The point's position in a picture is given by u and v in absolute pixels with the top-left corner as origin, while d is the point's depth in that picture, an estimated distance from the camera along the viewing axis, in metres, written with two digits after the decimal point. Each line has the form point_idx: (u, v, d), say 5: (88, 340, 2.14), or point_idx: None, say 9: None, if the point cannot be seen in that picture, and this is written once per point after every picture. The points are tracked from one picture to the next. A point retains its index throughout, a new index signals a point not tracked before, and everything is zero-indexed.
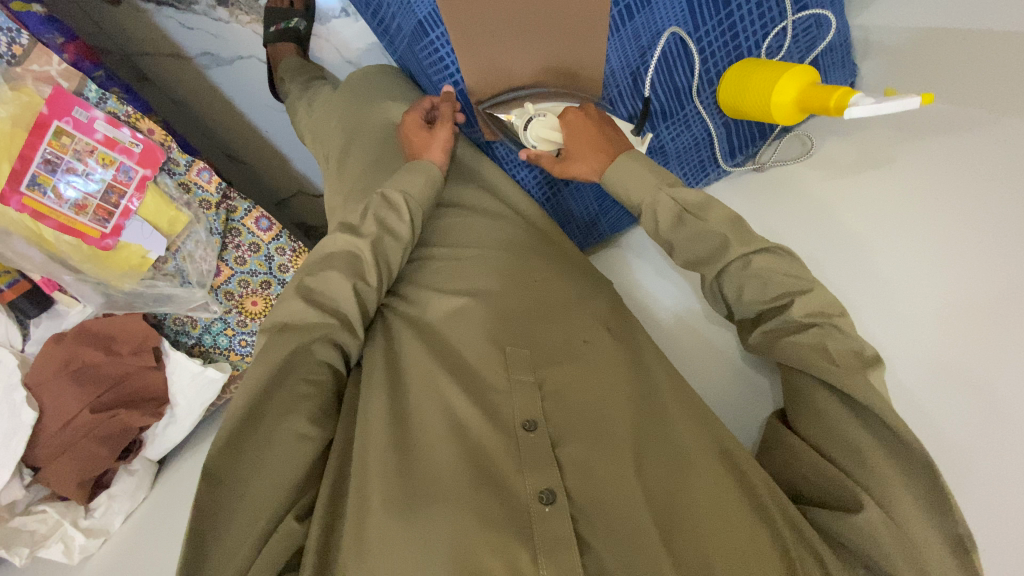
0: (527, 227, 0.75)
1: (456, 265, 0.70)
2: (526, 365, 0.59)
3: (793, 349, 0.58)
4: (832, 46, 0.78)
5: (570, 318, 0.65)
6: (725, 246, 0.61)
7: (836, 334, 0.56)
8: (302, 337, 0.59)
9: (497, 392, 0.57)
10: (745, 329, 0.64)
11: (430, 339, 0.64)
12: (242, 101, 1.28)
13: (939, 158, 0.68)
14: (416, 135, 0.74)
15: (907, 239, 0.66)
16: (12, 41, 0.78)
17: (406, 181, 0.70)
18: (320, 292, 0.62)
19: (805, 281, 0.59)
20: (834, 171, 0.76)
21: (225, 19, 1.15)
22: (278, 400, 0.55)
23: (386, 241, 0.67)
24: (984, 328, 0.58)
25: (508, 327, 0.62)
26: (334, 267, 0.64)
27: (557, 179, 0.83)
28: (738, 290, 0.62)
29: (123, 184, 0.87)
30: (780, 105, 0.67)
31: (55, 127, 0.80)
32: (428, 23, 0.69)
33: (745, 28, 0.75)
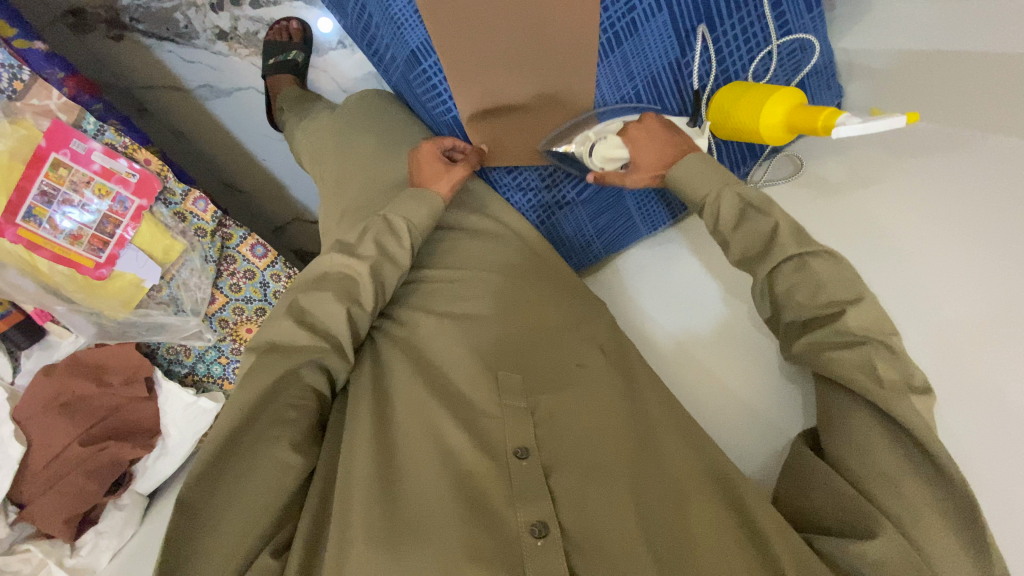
0: (522, 249, 0.75)
1: (450, 288, 0.69)
2: (518, 390, 0.58)
3: (844, 365, 0.56)
4: (817, 69, 0.80)
5: (567, 341, 0.65)
6: (778, 247, 0.60)
7: (887, 355, 0.54)
8: (291, 361, 0.58)
9: (489, 419, 0.56)
10: (791, 333, 0.62)
11: (423, 367, 0.62)
12: (241, 130, 1.31)
13: (932, 177, 0.68)
14: (433, 169, 0.73)
15: (896, 258, 0.66)
16: (14, 77, 0.79)
17: (407, 207, 0.70)
18: (314, 314, 0.62)
19: (857, 289, 0.57)
20: (822, 190, 0.77)
21: (223, 53, 1.19)
22: (261, 424, 0.54)
23: (379, 261, 0.66)
24: (992, 345, 0.57)
25: (503, 350, 0.62)
26: (328, 289, 0.63)
27: (552, 204, 0.83)
28: (789, 292, 0.60)
29: (119, 215, 0.87)
30: (769, 126, 0.68)
31: (52, 160, 0.82)
32: (421, 53, 0.71)
33: (731, 53, 0.76)
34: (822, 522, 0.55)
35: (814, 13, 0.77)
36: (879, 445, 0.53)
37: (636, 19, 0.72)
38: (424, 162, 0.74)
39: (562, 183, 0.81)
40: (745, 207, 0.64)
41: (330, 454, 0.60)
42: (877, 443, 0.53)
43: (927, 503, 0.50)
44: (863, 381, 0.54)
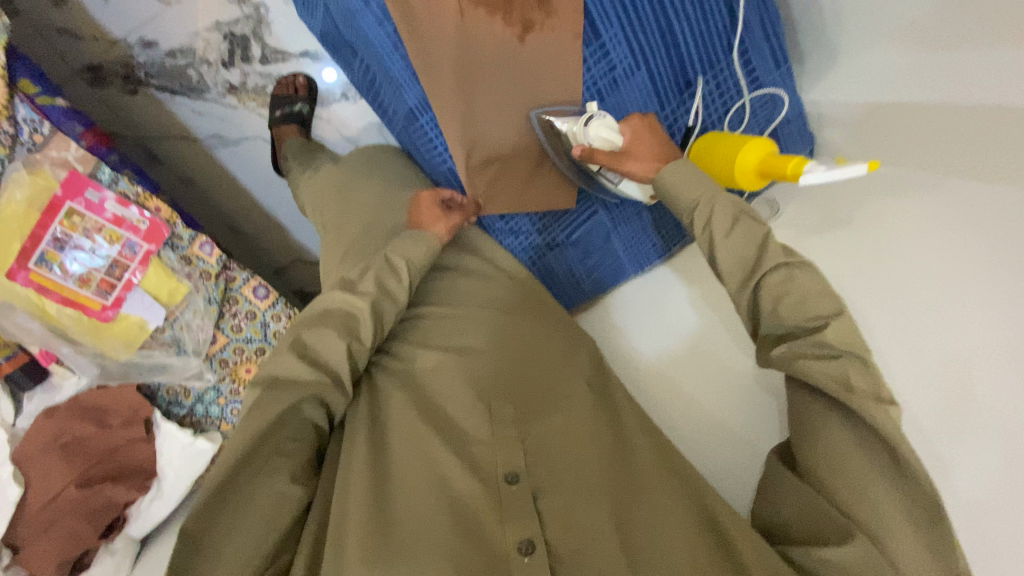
0: (513, 285, 0.78)
1: (447, 324, 0.72)
2: (511, 419, 0.60)
3: (825, 372, 0.56)
4: (789, 119, 0.86)
5: (557, 373, 0.67)
6: (763, 260, 0.62)
7: (861, 367, 0.55)
8: (295, 396, 0.60)
9: (479, 444, 0.59)
10: (764, 345, 0.62)
11: (419, 398, 0.64)
12: (247, 177, 1.37)
13: (903, 216, 0.71)
14: (430, 213, 0.79)
15: (915, 289, 0.66)
16: (34, 131, 0.84)
17: (407, 249, 0.74)
18: (316, 349, 0.64)
19: (834, 305, 0.59)
20: (801, 233, 0.82)
21: (233, 105, 1.27)
22: (264, 454, 0.56)
23: (379, 297, 0.69)
24: (963, 375, 0.59)
25: (496, 383, 0.64)
26: (329, 326, 0.66)
27: (542, 246, 0.87)
28: (774, 302, 0.60)
29: (127, 259, 0.91)
30: (743, 172, 0.73)
31: (67, 208, 0.86)
32: (420, 111, 0.75)
33: (708, 106, 0.82)
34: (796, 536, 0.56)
35: (783, 69, 0.83)
36: (859, 463, 0.53)
37: (616, 81, 0.77)
38: (423, 208, 0.81)
39: (551, 227, 0.85)
40: (740, 214, 0.65)
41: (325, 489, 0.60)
42: (857, 459, 0.53)
43: (904, 526, 0.50)
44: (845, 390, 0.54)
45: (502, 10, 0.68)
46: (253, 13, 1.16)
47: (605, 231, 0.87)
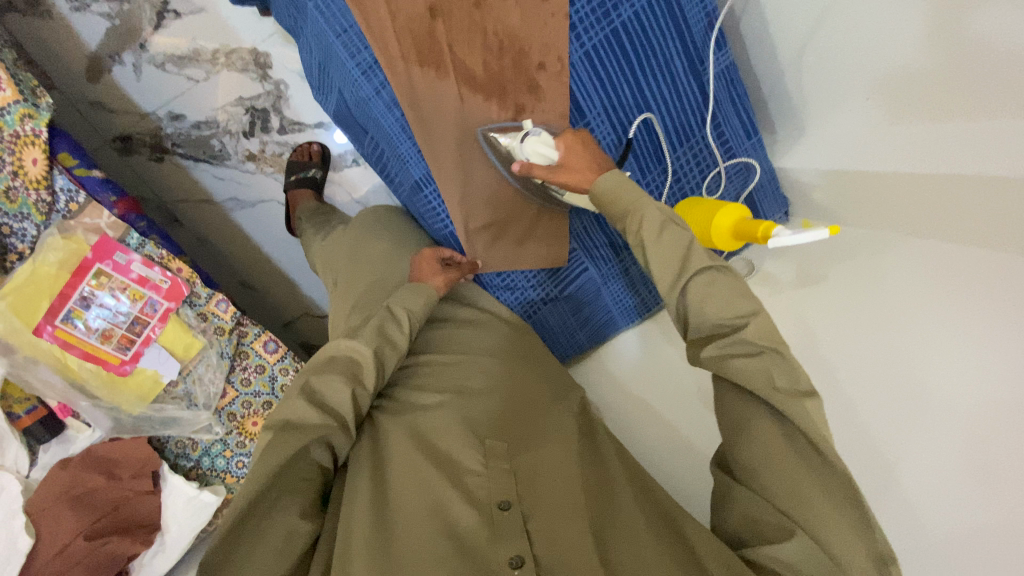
0: (509, 333, 0.84)
1: (446, 370, 0.76)
2: (502, 455, 0.64)
3: (751, 371, 0.58)
4: (762, 183, 0.93)
5: (550, 416, 0.72)
6: (688, 263, 0.62)
7: (782, 364, 0.58)
8: (306, 438, 0.63)
9: (473, 475, 0.62)
10: (696, 346, 0.63)
11: (419, 434, 0.68)
12: (261, 238, 1.46)
13: (871, 275, 0.75)
14: (431, 268, 0.83)
15: (895, 342, 0.69)
16: (71, 200, 0.91)
17: (409, 300, 0.79)
18: (322, 394, 0.67)
19: (754, 305, 0.60)
20: (775, 290, 0.89)
21: (251, 171, 1.37)
22: (274, 493, 0.59)
23: (382, 345, 0.73)
24: (919, 420, 0.64)
25: (490, 422, 0.68)
26: (336, 373, 0.69)
27: (537, 300, 0.92)
28: (700, 304, 0.61)
29: (148, 316, 0.96)
30: (720, 234, 0.79)
31: (96, 269, 0.92)
32: (424, 184, 0.81)
33: (687, 174, 0.90)
34: (739, 535, 0.58)
35: (753, 139, 0.91)
36: (805, 479, 0.54)
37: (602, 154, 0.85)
38: (424, 262, 0.84)
39: (546, 283, 0.91)
40: (668, 221, 0.65)
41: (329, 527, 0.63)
42: (808, 482, 0.54)
43: (842, 521, 0.52)
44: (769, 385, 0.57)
45: (498, 95, 0.77)
46: (274, 89, 1.29)
47: (595, 285, 0.93)
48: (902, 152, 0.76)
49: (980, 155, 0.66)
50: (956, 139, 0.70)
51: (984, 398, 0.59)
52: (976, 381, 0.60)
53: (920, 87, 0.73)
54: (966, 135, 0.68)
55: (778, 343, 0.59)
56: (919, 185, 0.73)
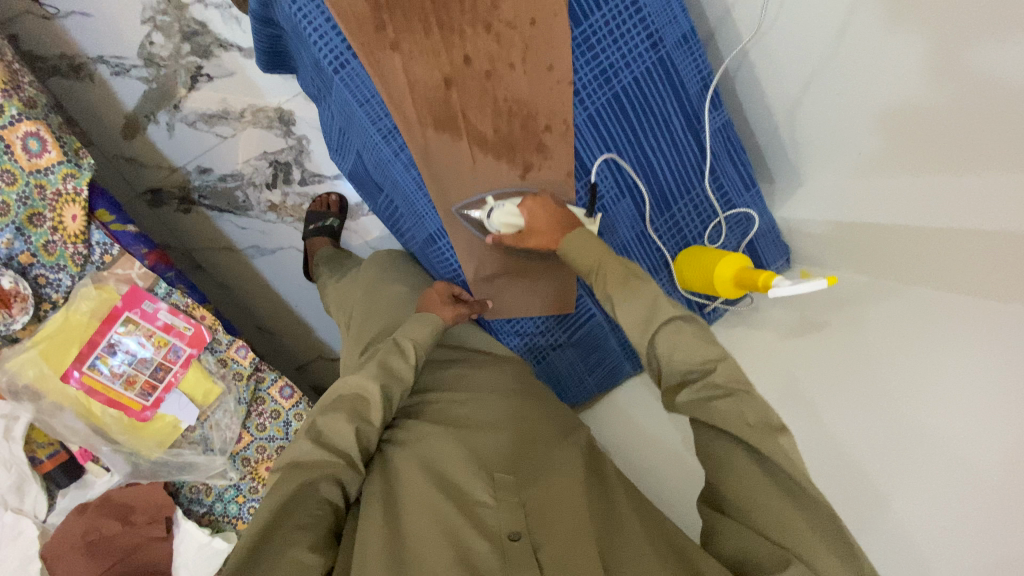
0: (515, 370, 0.86)
1: (454, 406, 0.78)
2: (511, 488, 0.65)
3: (722, 412, 0.59)
4: (762, 232, 0.97)
5: (558, 450, 0.73)
6: (657, 312, 0.66)
7: (750, 401, 0.58)
8: (310, 474, 0.64)
9: (485, 507, 0.64)
10: (672, 394, 0.64)
11: (431, 465, 0.69)
12: (279, 283, 1.54)
13: (869, 323, 0.77)
14: (441, 299, 0.85)
15: (905, 388, 0.69)
16: (106, 252, 0.96)
17: (414, 329, 0.80)
18: (328, 436, 0.68)
19: (719, 352, 0.63)
20: (780, 335, 0.91)
21: (273, 220, 1.45)
22: (283, 531, 0.58)
23: (386, 377, 0.74)
24: (918, 466, 0.65)
25: (500, 453, 0.70)
26: (340, 410, 0.70)
27: (546, 345, 0.95)
28: (669, 351, 0.64)
29: (171, 362, 1.00)
30: (722, 282, 0.82)
31: (124, 317, 0.97)
32: (439, 237, 0.86)
33: (689, 224, 0.94)
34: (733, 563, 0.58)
35: (752, 191, 0.95)
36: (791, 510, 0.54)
37: (606, 209, 0.90)
38: (435, 293, 0.86)
39: (554, 329, 0.94)
40: (632, 275, 0.70)
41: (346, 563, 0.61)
42: (791, 511, 0.54)
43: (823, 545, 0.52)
44: (745, 425, 0.57)
45: (507, 155, 0.83)
46: (297, 144, 1.38)
47: (600, 331, 0.96)
48: (897, 203, 0.79)
49: (963, 210, 0.70)
50: (942, 194, 0.73)
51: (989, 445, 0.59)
52: (978, 429, 0.61)
53: (905, 144, 0.76)
54: (955, 189, 0.71)
55: (745, 383, 0.60)
56: (908, 236, 0.76)
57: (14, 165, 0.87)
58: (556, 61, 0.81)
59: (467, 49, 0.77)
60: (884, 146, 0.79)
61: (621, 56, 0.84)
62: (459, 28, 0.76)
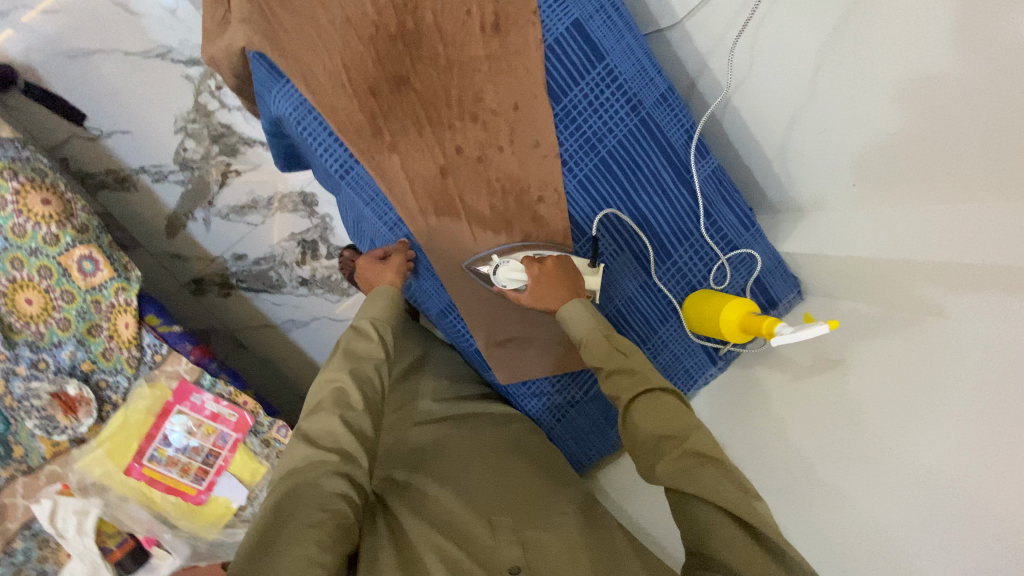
0: (505, 421, 0.92)
1: (446, 454, 0.84)
2: (510, 530, 0.71)
3: (707, 479, 0.60)
4: (769, 268, 0.96)
5: (548, 493, 0.78)
6: (643, 380, 0.69)
7: (727, 470, 0.62)
8: (309, 476, 0.67)
9: (486, 546, 0.69)
10: (651, 459, 0.64)
11: (437, 512, 0.74)
12: (316, 351, 1.65)
13: (875, 355, 0.76)
14: (375, 269, 0.86)
15: (922, 427, 0.67)
16: (156, 351, 1.05)
17: (369, 308, 0.82)
18: (316, 434, 0.70)
19: (694, 421, 0.66)
20: (797, 374, 0.89)
21: (305, 294, 1.55)
22: (291, 528, 0.61)
23: (358, 366, 0.76)
24: (930, 513, 0.64)
25: (495, 501, 0.75)
26: (323, 408, 0.72)
27: (565, 404, 0.97)
28: (650, 417, 0.66)
29: (219, 447, 1.08)
30: (727, 326, 0.84)
31: (176, 410, 1.06)
32: (449, 312, 0.93)
33: (691, 269, 0.96)
34: None
35: (753, 230, 0.95)
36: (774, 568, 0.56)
37: (606, 264, 0.94)
38: (365, 270, 0.87)
39: (570, 385, 0.97)
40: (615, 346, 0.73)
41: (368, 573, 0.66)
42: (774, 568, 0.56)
43: None
44: (728, 492, 0.59)
45: (505, 228, 0.88)
46: (321, 222, 1.48)
47: None
48: (879, 230, 0.78)
49: (948, 240, 0.68)
50: (918, 227, 0.73)
51: (986, 494, 0.58)
52: (992, 473, 0.58)
53: (893, 168, 0.77)
54: (942, 218, 0.71)
55: (718, 454, 0.63)
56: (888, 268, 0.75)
57: (73, 285, 0.98)
58: (542, 138, 0.86)
59: (458, 140, 0.84)
60: (877, 177, 0.80)
61: (603, 123, 0.89)
62: (448, 123, 0.83)
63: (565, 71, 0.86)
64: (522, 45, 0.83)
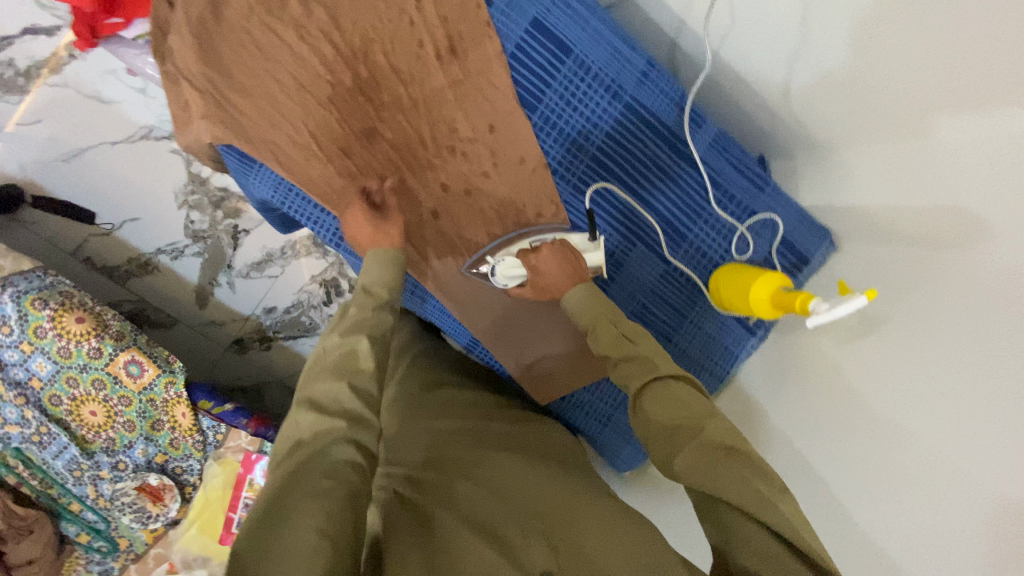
0: (521, 420, 0.85)
1: (473, 443, 0.73)
2: (541, 534, 0.59)
3: (730, 474, 0.49)
4: (793, 226, 0.90)
5: (579, 484, 0.68)
6: (650, 365, 0.57)
7: (755, 468, 0.50)
8: (319, 441, 0.54)
9: (529, 551, 0.57)
10: (662, 457, 0.53)
11: (468, 517, 0.60)
12: None
13: (892, 316, 0.69)
14: (363, 219, 0.72)
15: (955, 388, 0.59)
16: (217, 431, 1.13)
17: (368, 271, 0.68)
18: (323, 395, 0.57)
19: (709, 409, 0.54)
20: (840, 338, 0.76)
21: None
22: (296, 495, 0.50)
23: (367, 326, 0.62)
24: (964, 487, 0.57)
25: (531, 498, 0.64)
26: (326, 370, 0.59)
27: (609, 407, 0.97)
28: (659, 408, 0.54)
29: None
30: (758, 304, 0.80)
31: (248, 480, 1.13)
32: (477, 347, 0.94)
33: (711, 246, 0.91)
34: None
35: (767, 190, 0.90)
36: None
37: (620, 262, 0.90)
38: (353, 214, 0.73)
39: (609, 390, 0.97)
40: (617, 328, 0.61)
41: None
42: None
43: None
44: (757, 496, 0.48)
45: None
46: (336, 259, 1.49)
47: None
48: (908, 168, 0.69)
49: (970, 170, 0.60)
50: (935, 168, 0.65)
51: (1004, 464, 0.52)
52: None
53: (880, 106, 0.70)
54: (957, 143, 0.62)
55: (743, 444, 0.51)
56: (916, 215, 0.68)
57: (126, 390, 1.03)
58: (526, 153, 0.82)
59: (442, 177, 0.81)
60: (880, 117, 0.71)
61: (586, 119, 0.84)
62: (427, 163, 0.81)
63: (535, 76, 0.81)
64: (483, 64, 0.78)
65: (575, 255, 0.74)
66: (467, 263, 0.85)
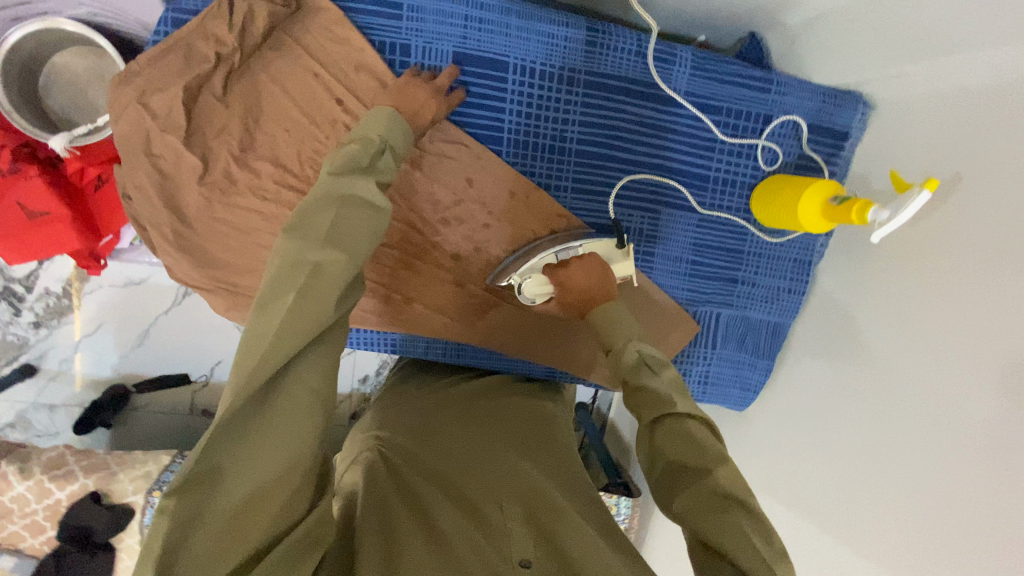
0: (502, 395, 0.87)
1: (465, 432, 0.75)
2: (522, 518, 0.60)
3: (723, 526, 0.48)
4: (817, 110, 0.81)
5: (550, 472, 0.70)
6: (666, 398, 0.55)
7: (752, 520, 0.49)
8: (331, 294, 0.47)
9: (511, 524, 0.58)
10: (662, 486, 0.53)
11: (457, 497, 0.62)
12: None
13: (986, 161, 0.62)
14: (422, 92, 0.67)
15: None
16: None
17: (382, 126, 0.60)
18: (344, 233, 0.49)
19: (722, 455, 0.52)
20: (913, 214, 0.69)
21: None
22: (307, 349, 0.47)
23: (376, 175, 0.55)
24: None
25: (510, 482, 0.65)
26: (344, 210, 0.50)
27: (700, 363, 0.93)
28: (668, 445, 0.53)
29: None
30: (807, 216, 0.74)
31: None
32: (556, 372, 0.93)
33: (737, 174, 0.84)
34: None
35: (774, 87, 0.81)
36: None
37: (652, 234, 0.85)
38: (409, 86, 0.67)
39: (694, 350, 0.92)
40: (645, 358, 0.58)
41: (223, 522, 0.43)
42: None
43: None
44: (742, 547, 0.47)
45: None
46: None
47: (739, 316, 0.92)
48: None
49: None
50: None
51: None
52: None
53: None
54: None
55: (748, 494, 0.50)
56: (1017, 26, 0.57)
57: None
58: (514, 185, 0.79)
59: (449, 248, 0.81)
60: None
61: (554, 121, 0.78)
62: (428, 244, 0.80)
63: (485, 109, 0.76)
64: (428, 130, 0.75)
65: (603, 274, 0.67)
66: (490, 277, 0.82)
